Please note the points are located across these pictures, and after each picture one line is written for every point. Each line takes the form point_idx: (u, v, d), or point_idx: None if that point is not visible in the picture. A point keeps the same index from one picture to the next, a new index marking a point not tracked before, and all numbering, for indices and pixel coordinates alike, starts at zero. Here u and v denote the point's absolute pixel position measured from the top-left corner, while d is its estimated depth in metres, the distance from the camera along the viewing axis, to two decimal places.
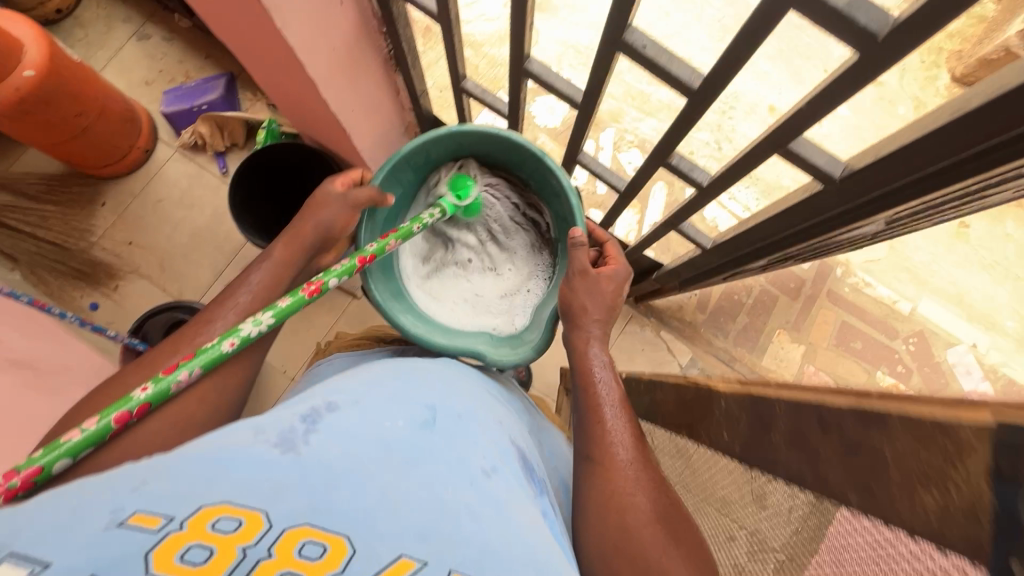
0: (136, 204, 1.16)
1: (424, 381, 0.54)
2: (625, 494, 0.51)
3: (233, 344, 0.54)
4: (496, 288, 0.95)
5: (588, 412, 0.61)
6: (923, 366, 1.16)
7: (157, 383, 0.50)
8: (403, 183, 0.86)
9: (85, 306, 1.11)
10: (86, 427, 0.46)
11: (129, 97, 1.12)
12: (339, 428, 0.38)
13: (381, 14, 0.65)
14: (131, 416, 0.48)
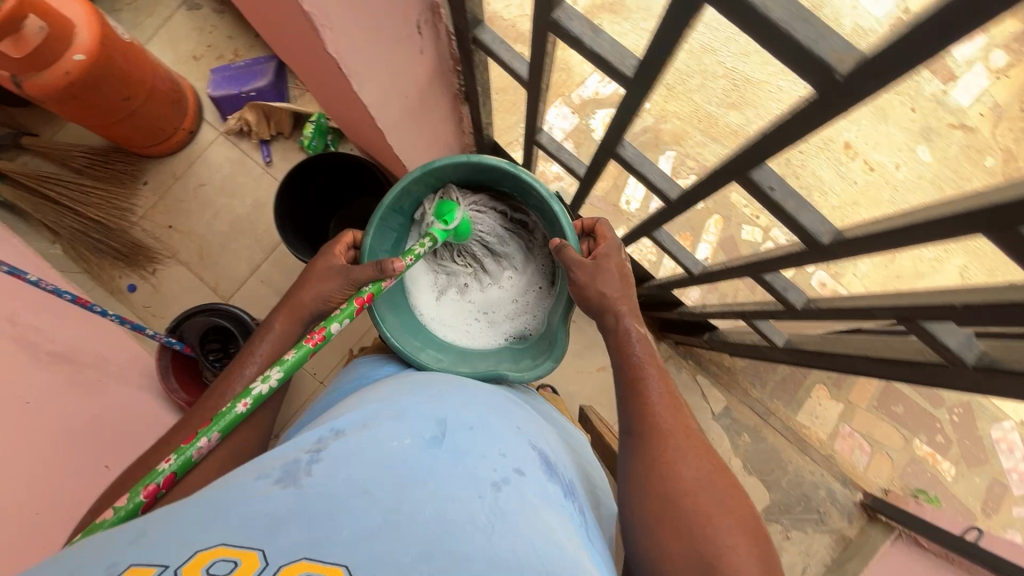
0: (178, 186, 1.14)
1: (430, 400, 0.55)
2: (677, 468, 0.52)
3: (246, 404, 0.52)
4: (503, 300, 0.90)
5: (629, 393, 0.60)
6: (964, 439, 1.12)
7: (179, 453, 0.48)
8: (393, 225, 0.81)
9: (124, 286, 1.10)
10: (116, 506, 0.44)
11: (176, 75, 1.08)
12: (338, 460, 0.40)
13: (460, 58, 0.58)
14: (159, 489, 0.46)
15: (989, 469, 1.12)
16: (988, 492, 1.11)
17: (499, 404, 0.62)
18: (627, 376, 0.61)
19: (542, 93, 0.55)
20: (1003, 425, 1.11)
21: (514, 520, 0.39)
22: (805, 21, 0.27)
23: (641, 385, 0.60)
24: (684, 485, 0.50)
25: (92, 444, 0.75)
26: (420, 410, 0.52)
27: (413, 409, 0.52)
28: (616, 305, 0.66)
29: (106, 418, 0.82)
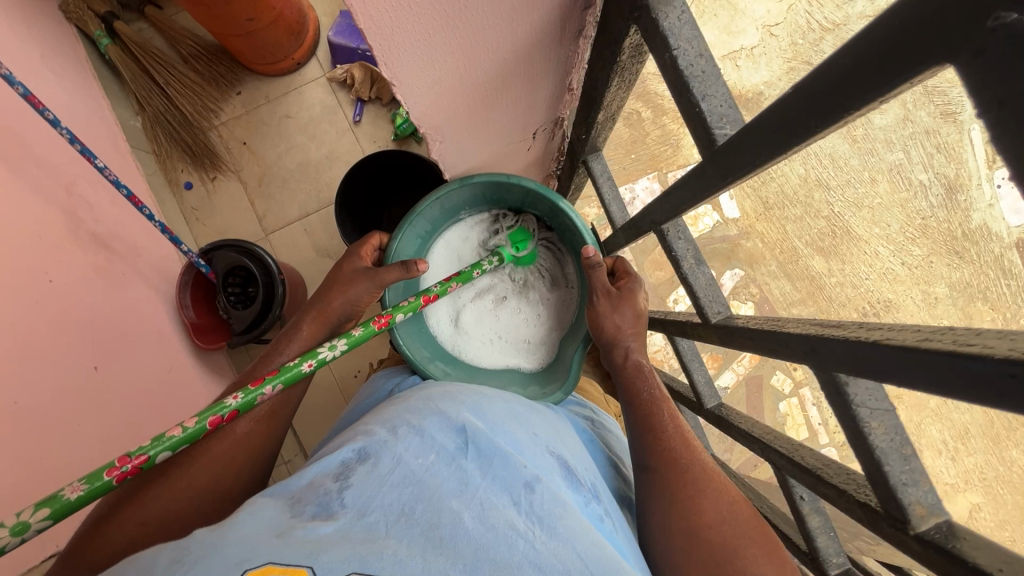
0: (266, 109, 1.14)
1: (456, 398, 0.52)
2: (704, 508, 0.47)
3: (311, 366, 0.54)
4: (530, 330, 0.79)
5: (635, 427, 0.55)
6: None
7: (246, 393, 0.50)
8: (422, 231, 0.75)
9: (181, 181, 1.13)
10: (185, 424, 0.47)
11: (306, 6, 1.07)
12: (369, 481, 0.38)
13: (564, 158, 0.55)
14: (222, 421, 0.48)
15: None
16: None
17: (519, 407, 0.57)
18: (636, 406, 0.56)
19: (627, 240, 0.53)
20: None
21: (556, 528, 0.38)
22: (907, 462, 0.28)
23: (655, 419, 0.54)
24: (709, 519, 0.46)
25: (91, 340, 0.78)
26: (442, 409, 0.49)
27: (434, 410, 0.48)
28: (625, 339, 0.62)
29: (116, 317, 0.84)
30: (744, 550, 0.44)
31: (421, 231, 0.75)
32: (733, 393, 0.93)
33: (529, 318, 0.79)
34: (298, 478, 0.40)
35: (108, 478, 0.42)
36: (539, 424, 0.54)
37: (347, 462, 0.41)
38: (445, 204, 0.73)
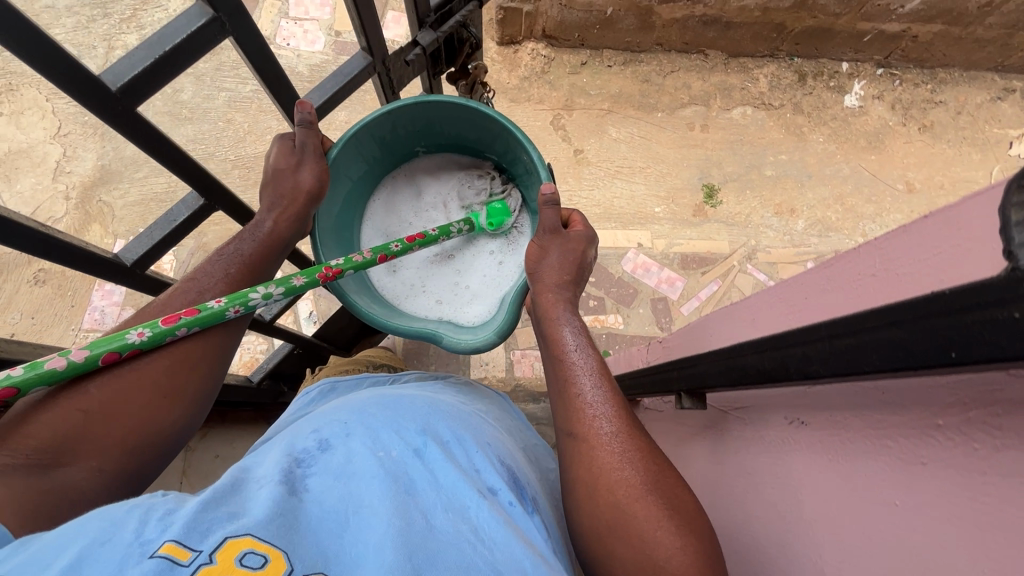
0: None
1: (405, 403, 0.64)
2: (609, 470, 0.56)
3: (238, 308, 0.63)
4: (468, 288, 1.12)
5: (562, 380, 0.66)
6: (610, 289, 1.29)
7: (152, 330, 0.58)
8: (357, 175, 1.05)
9: None
10: (75, 357, 0.54)
11: None
12: (339, 460, 0.52)
13: None
14: (118, 355, 0.56)
15: (643, 295, 1.29)
16: (655, 312, 1.28)
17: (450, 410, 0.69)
18: (557, 370, 0.67)
19: None
20: (628, 256, 1.32)
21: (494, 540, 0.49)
22: None
23: (574, 380, 0.65)
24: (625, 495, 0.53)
25: None
26: (394, 412, 0.61)
27: (399, 415, 0.61)
28: (561, 297, 0.77)
29: None
30: (653, 510, 0.52)
31: (372, 155, 1.05)
32: (315, 309, 1.20)
33: (468, 274, 1.13)
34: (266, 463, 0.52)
35: None
36: (472, 424, 0.68)
37: (310, 449, 0.53)
38: (402, 130, 1.03)
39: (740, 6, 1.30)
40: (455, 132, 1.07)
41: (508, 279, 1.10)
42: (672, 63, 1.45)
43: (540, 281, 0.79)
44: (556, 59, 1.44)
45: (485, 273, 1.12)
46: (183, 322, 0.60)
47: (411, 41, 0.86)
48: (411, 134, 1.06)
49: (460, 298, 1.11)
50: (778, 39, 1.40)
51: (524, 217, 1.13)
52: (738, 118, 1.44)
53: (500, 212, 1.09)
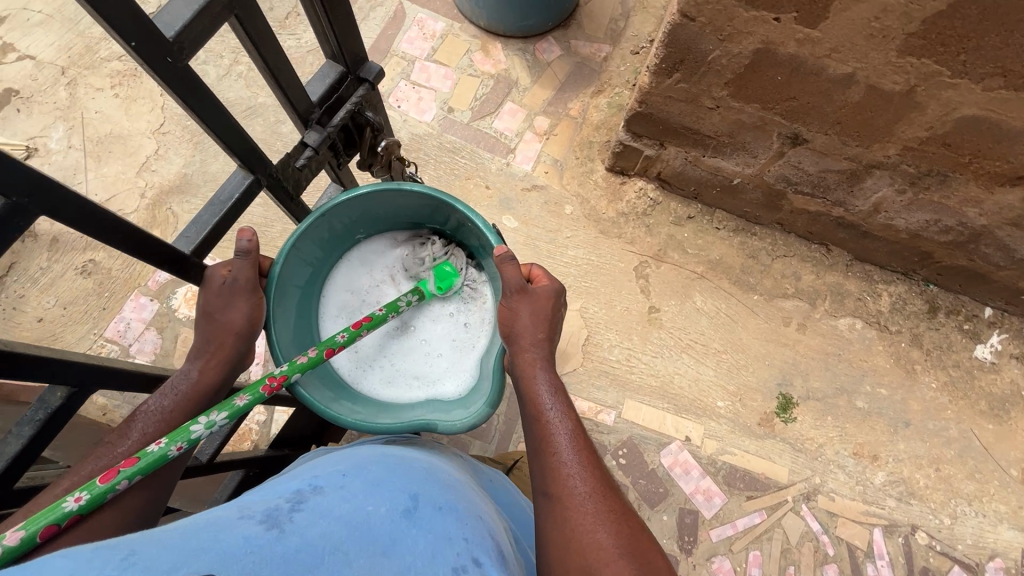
0: None
1: (403, 474, 0.67)
2: (587, 534, 0.66)
3: (177, 446, 0.62)
4: (446, 350, 1.01)
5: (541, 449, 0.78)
6: (638, 480, 1.14)
7: (88, 492, 0.57)
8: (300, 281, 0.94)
9: None
10: (8, 539, 0.51)
11: None
12: (321, 503, 0.55)
13: None
14: (55, 527, 0.54)
15: (671, 500, 1.13)
16: (680, 525, 1.11)
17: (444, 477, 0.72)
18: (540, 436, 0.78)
19: None
20: (669, 448, 1.16)
21: None
22: None
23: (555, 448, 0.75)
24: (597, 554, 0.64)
25: None
26: (382, 473, 0.65)
27: (394, 479, 0.64)
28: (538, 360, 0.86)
29: None
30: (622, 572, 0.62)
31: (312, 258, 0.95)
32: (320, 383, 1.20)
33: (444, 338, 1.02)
34: (262, 504, 0.55)
35: None
36: (466, 495, 0.69)
37: (302, 497, 0.56)
38: (338, 224, 0.95)
39: (889, 226, 1.12)
40: (392, 211, 0.98)
41: (479, 339, 1.01)
42: (787, 246, 1.30)
43: (518, 344, 0.86)
44: (661, 204, 1.32)
45: (458, 335, 1.02)
46: (123, 474, 0.60)
47: (298, 144, 0.80)
48: (338, 224, 0.95)
49: (438, 366, 1.00)
50: (919, 263, 1.21)
51: (476, 273, 1.05)
52: (843, 330, 1.26)
53: (450, 274, 1.00)
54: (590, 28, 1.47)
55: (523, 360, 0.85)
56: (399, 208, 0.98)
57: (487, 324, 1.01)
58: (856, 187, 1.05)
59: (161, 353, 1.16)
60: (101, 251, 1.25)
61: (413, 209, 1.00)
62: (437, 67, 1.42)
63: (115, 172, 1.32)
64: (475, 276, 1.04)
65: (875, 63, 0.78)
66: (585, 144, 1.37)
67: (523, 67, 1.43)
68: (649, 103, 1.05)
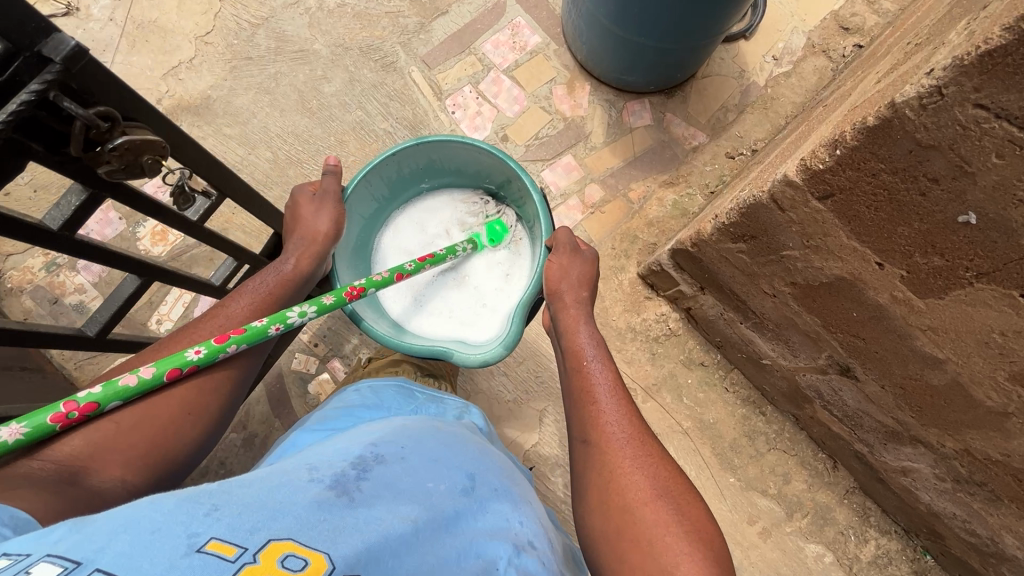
0: None
1: (455, 449, 0.64)
2: (627, 481, 0.69)
3: (276, 327, 0.69)
4: (480, 300, 1.10)
5: (582, 402, 0.81)
6: None
7: (207, 349, 0.66)
8: (369, 212, 1.10)
9: None
10: (144, 375, 0.62)
11: None
12: (387, 470, 0.53)
13: None
14: (179, 371, 0.65)
15: None
16: None
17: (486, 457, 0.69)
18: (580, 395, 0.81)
19: None
20: None
21: None
22: None
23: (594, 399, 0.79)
24: (637, 498, 0.68)
25: None
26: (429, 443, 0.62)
27: (447, 456, 0.61)
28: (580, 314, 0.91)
29: None
30: (666, 517, 0.65)
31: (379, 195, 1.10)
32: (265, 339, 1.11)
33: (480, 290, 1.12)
34: (326, 464, 0.52)
35: (53, 421, 0.56)
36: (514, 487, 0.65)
37: (366, 459, 0.54)
38: (406, 169, 1.08)
39: (910, 492, 0.94)
40: (457, 167, 1.10)
41: (512, 295, 1.10)
42: (791, 441, 1.13)
43: (562, 299, 0.92)
44: (678, 337, 1.16)
45: (493, 290, 1.11)
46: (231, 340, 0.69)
47: None
48: (405, 170, 1.08)
49: (469, 313, 1.09)
50: (926, 533, 1.03)
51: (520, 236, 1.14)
52: (809, 559, 1.10)
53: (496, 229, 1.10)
54: (694, 109, 1.27)
55: (567, 317, 0.91)
56: (462, 166, 1.10)
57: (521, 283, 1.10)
58: (891, 444, 0.87)
59: (107, 278, 1.10)
60: None
61: (475, 170, 1.11)
62: (512, 85, 1.25)
63: (142, 65, 1.23)
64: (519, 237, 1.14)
65: (975, 368, 0.60)
66: (628, 237, 1.21)
67: (603, 122, 1.25)
68: (702, 251, 0.88)
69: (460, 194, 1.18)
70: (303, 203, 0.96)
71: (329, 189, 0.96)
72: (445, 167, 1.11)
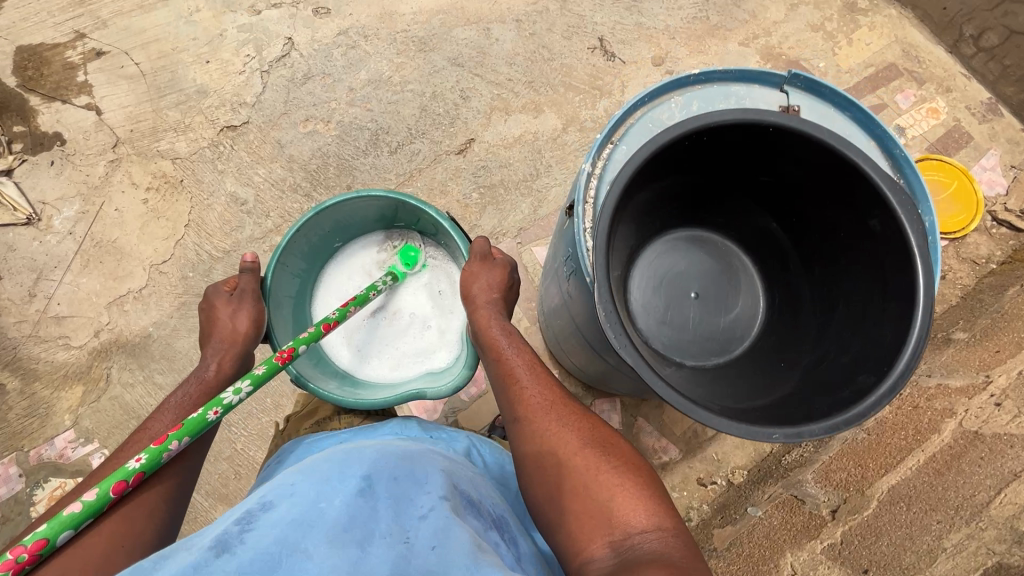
0: None
1: (355, 459, 0.63)
2: (554, 443, 0.67)
3: (216, 411, 0.69)
4: (423, 329, 1.14)
5: (500, 376, 0.80)
6: None
7: (150, 453, 0.64)
8: (295, 289, 1.10)
9: None
10: (86, 498, 0.58)
11: None
12: (279, 501, 0.52)
13: None
14: (125, 483, 0.61)
15: None
16: None
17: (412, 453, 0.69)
18: (499, 374, 0.80)
19: None
20: None
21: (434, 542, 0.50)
22: None
23: (512, 377, 0.78)
24: (570, 451, 0.66)
25: None
26: (324, 464, 0.61)
27: (345, 468, 0.60)
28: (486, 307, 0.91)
29: None
30: (595, 466, 0.63)
31: (297, 269, 1.08)
32: None
33: (418, 320, 1.14)
34: (206, 530, 0.49)
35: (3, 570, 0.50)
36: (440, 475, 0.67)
37: (250, 512, 0.51)
38: (314, 237, 1.07)
39: None
40: (357, 218, 1.10)
41: (454, 318, 1.14)
42: None
43: (473, 301, 0.92)
44: None
45: (432, 317, 1.14)
46: (171, 438, 0.66)
47: None
48: (309, 238, 1.06)
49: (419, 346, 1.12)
50: None
51: (432, 254, 1.17)
52: None
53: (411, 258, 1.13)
54: (670, 416, 1.14)
55: (479, 316, 0.90)
56: (362, 215, 1.10)
57: (454, 297, 1.14)
58: None
59: None
60: (16, 377, 1.10)
61: (375, 215, 1.12)
62: None
63: (88, 289, 1.16)
64: (435, 256, 1.17)
65: None
66: None
67: None
68: None
69: (365, 239, 1.19)
70: (220, 307, 0.95)
71: (245, 287, 0.96)
72: (349, 224, 1.10)
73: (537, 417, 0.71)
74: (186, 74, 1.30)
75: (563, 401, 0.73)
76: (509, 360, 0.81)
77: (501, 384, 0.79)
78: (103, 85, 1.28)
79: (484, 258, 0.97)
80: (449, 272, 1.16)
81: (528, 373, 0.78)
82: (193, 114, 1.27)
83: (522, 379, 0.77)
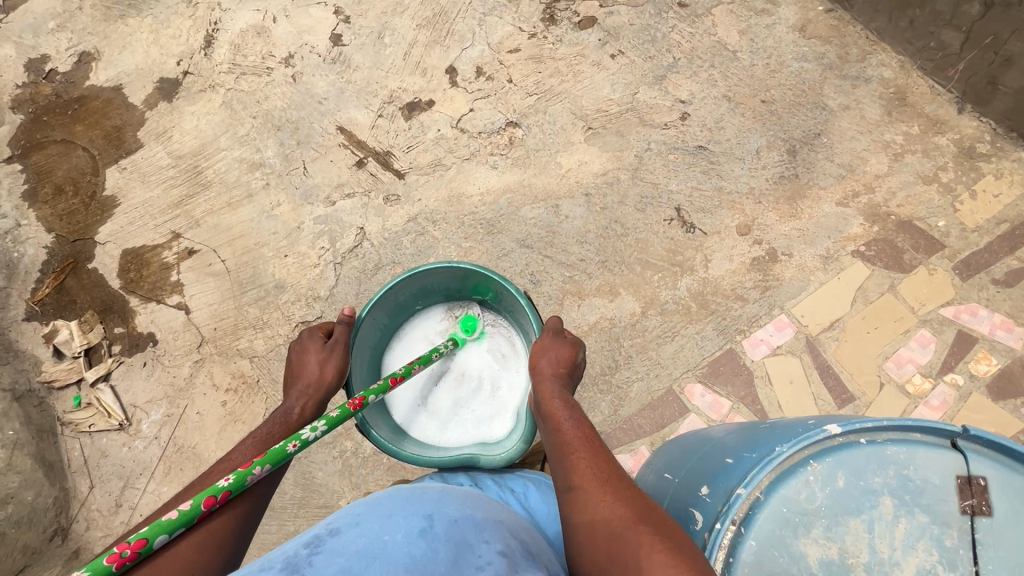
0: None
1: (421, 494, 0.63)
2: (603, 516, 0.59)
3: (295, 444, 0.73)
4: (482, 395, 1.05)
5: (554, 445, 0.75)
6: None
7: (236, 474, 0.67)
8: (370, 342, 1.05)
9: None
10: (179, 509, 0.62)
11: None
12: (343, 532, 0.54)
13: None
14: (213, 500, 0.64)
15: None
16: None
17: (472, 498, 0.67)
18: (553, 442, 0.75)
19: None
20: None
21: None
22: None
23: (565, 447, 0.72)
24: (619, 521, 0.57)
25: None
26: (389, 498, 0.61)
27: (410, 503, 0.60)
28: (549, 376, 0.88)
29: None
30: (648, 536, 0.54)
31: (379, 323, 1.05)
32: None
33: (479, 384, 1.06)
34: (278, 550, 0.53)
35: (108, 563, 0.55)
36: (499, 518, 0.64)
37: (318, 538, 0.54)
38: (399, 297, 1.04)
39: None
40: (435, 286, 1.07)
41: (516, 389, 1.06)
42: None
43: (540, 372, 0.89)
44: None
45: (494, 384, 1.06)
46: (256, 463, 0.70)
47: None
48: (396, 297, 1.04)
49: (478, 410, 1.04)
50: None
51: (500, 324, 1.11)
52: None
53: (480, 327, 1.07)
54: None
55: (542, 388, 0.86)
56: (442, 283, 1.07)
57: (518, 368, 1.07)
58: None
59: None
60: None
61: (453, 284, 1.08)
62: None
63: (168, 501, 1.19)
64: (502, 327, 1.11)
65: None
66: None
67: None
68: None
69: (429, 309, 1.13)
70: (310, 351, 0.93)
71: (339, 337, 0.94)
72: (428, 290, 1.07)
73: (585, 489, 0.63)
74: (267, 269, 1.35)
75: (615, 472, 0.66)
76: (564, 427, 0.76)
77: (556, 453, 0.73)
78: (193, 283, 1.36)
79: (556, 334, 0.95)
80: (515, 344, 1.10)
81: (582, 443, 0.72)
82: (271, 310, 1.31)
83: (575, 448, 0.71)
